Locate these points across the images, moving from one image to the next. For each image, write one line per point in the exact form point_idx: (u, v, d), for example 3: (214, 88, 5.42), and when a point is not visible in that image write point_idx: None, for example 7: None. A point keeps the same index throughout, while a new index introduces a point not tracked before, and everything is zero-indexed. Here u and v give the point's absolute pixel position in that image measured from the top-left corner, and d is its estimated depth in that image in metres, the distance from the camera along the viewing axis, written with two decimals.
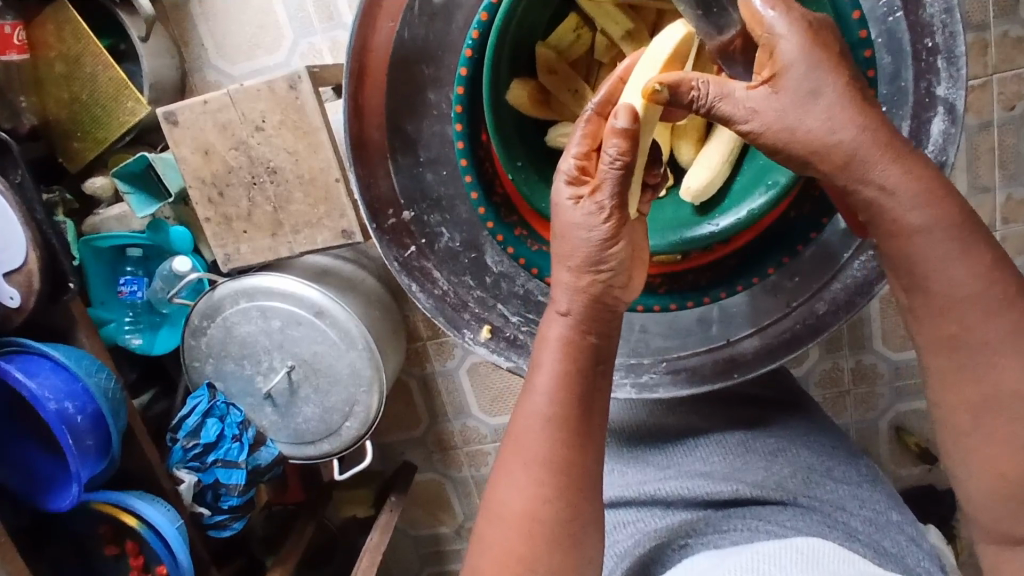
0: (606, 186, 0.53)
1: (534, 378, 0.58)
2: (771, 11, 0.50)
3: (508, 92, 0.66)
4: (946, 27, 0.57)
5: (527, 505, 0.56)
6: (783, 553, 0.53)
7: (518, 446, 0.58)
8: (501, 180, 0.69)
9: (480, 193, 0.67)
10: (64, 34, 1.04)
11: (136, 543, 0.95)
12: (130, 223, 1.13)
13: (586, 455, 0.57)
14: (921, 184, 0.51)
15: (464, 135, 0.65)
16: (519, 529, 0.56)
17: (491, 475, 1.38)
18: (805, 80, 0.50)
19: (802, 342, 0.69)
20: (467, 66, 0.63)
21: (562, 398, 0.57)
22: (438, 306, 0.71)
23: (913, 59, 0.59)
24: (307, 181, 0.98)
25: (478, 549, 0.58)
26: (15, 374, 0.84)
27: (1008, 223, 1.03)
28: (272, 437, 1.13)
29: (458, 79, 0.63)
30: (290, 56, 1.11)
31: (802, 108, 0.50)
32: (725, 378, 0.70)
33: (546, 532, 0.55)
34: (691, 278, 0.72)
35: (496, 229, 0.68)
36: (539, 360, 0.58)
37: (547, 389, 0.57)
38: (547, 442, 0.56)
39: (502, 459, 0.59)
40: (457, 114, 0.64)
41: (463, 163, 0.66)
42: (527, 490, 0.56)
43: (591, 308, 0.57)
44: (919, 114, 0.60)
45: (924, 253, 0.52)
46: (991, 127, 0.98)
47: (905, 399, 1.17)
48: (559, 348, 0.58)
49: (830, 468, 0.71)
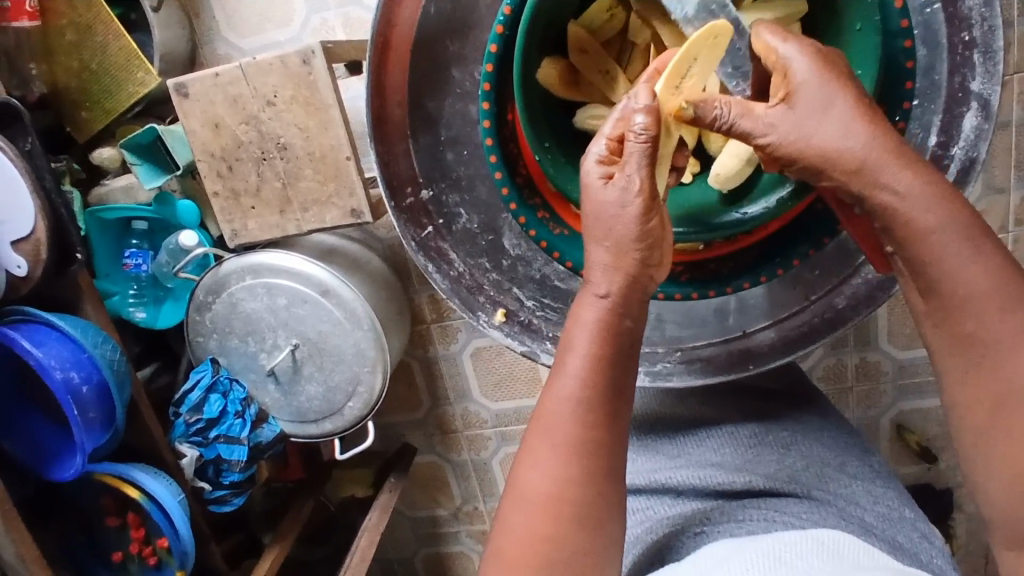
0: (633, 161, 0.53)
1: (565, 360, 0.56)
2: (778, 42, 0.55)
3: (538, 71, 0.66)
4: (984, 21, 0.56)
5: (554, 486, 0.54)
6: (802, 544, 0.53)
7: (546, 426, 0.55)
8: (525, 160, 0.69)
9: (504, 173, 0.66)
10: (76, 2, 1.02)
11: (138, 515, 0.96)
12: (136, 195, 1.11)
13: (616, 439, 0.56)
14: (931, 188, 0.52)
15: (491, 113, 0.64)
16: (544, 510, 0.53)
17: (491, 459, 1.39)
18: (819, 95, 0.52)
19: (819, 336, 0.69)
20: (497, 43, 0.61)
21: (593, 378, 0.55)
22: (454, 288, 0.70)
23: (948, 52, 0.58)
24: (316, 158, 0.97)
25: (499, 531, 0.56)
26: (22, 343, 0.84)
27: (1020, 224, 1.03)
28: (274, 414, 1.13)
29: (487, 56, 0.62)
30: (302, 30, 1.09)
31: (819, 116, 0.53)
32: (741, 369, 0.70)
33: (572, 512, 0.53)
34: (712, 267, 0.71)
35: (518, 210, 0.68)
36: (572, 341, 0.56)
37: (579, 371, 0.55)
38: (578, 425, 0.54)
39: (527, 441, 0.56)
40: (484, 92, 0.63)
41: (488, 142, 0.65)
42: (554, 472, 0.54)
43: (632, 289, 0.56)
44: (951, 108, 0.60)
45: (952, 223, 0.52)
46: (1010, 127, 0.98)
47: (908, 397, 1.17)
48: (593, 328, 0.56)
49: (843, 463, 0.71)
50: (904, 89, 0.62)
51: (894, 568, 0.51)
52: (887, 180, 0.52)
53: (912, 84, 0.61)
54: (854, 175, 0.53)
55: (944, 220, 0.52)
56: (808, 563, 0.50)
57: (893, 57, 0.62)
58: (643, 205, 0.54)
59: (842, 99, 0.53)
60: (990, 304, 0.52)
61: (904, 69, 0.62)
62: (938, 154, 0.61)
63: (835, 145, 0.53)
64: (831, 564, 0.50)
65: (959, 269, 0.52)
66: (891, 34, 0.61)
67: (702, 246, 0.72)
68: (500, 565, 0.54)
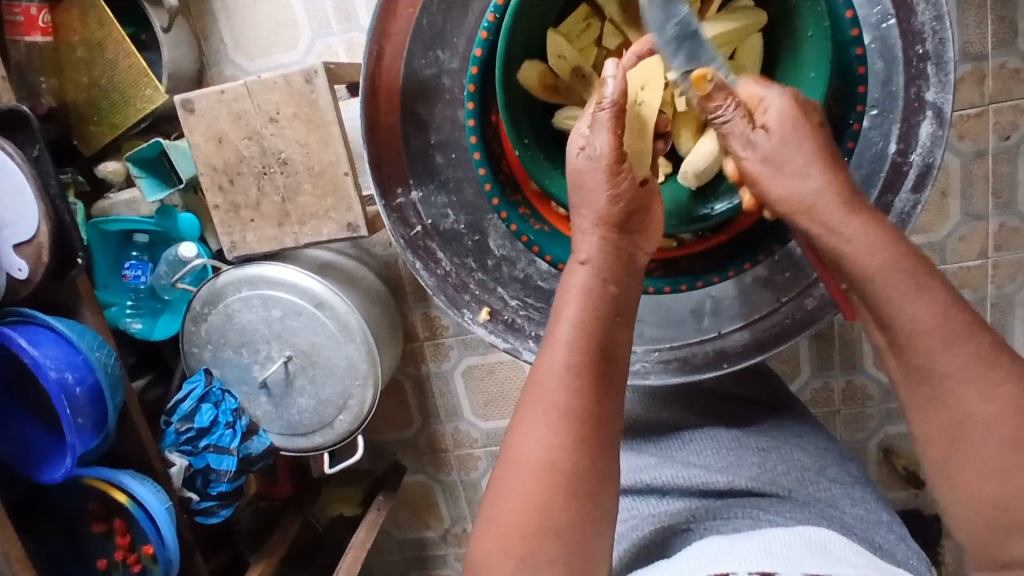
0: (599, 127, 0.58)
1: (555, 327, 0.58)
2: (760, 85, 0.61)
3: (519, 72, 0.69)
4: (936, 35, 0.59)
5: (547, 454, 0.55)
6: (789, 539, 0.54)
7: (538, 394, 0.56)
8: (507, 160, 0.72)
9: (487, 169, 0.69)
10: (89, 20, 1.07)
11: (124, 521, 0.96)
12: (137, 207, 1.15)
13: (608, 409, 0.57)
14: (874, 235, 0.55)
15: (476, 114, 0.67)
16: (538, 478, 0.54)
17: (480, 480, 1.38)
18: (790, 133, 0.58)
19: (790, 336, 0.71)
20: (482, 47, 0.65)
21: (583, 344, 0.57)
22: (440, 286, 0.72)
23: (904, 65, 0.62)
24: (316, 173, 1.00)
25: (493, 502, 0.56)
26: (19, 342, 0.85)
27: (1000, 250, 1.06)
28: (265, 426, 1.14)
29: (471, 60, 0.65)
30: (306, 54, 1.14)
31: (790, 150, 0.58)
32: (714, 368, 0.72)
33: (565, 478, 0.54)
34: (685, 264, 0.73)
35: (500, 206, 0.71)
36: (563, 310, 0.58)
37: (569, 337, 0.57)
38: (571, 393, 0.56)
39: (520, 410, 0.57)
40: (470, 93, 0.66)
41: (473, 140, 0.68)
42: (546, 438, 0.55)
43: (611, 256, 0.59)
44: (908, 118, 0.63)
45: (896, 266, 0.54)
46: (986, 156, 1.01)
47: (895, 421, 1.18)
48: (581, 295, 0.58)
49: (823, 469, 0.72)
50: (857, 93, 0.65)
51: (883, 568, 0.52)
52: (839, 225, 0.57)
53: (865, 91, 0.64)
54: (806, 216, 0.58)
55: (886, 263, 0.54)
56: (796, 553, 0.52)
57: (848, 62, 0.65)
58: (612, 168, 0.58)
59: (807, 143, 0.58)
60: (935, 338, 0.52)
61: (857, 75, 0.64)
62: (898, 162, 0.65)
63: (793, 171, 0.58)
64: (821, 559, 0.51)
65: (904, 306, 0.54)
66: (843, 43, 0.65)
67: (674, 243, 0.74)
68: (495, 532, 0.55)
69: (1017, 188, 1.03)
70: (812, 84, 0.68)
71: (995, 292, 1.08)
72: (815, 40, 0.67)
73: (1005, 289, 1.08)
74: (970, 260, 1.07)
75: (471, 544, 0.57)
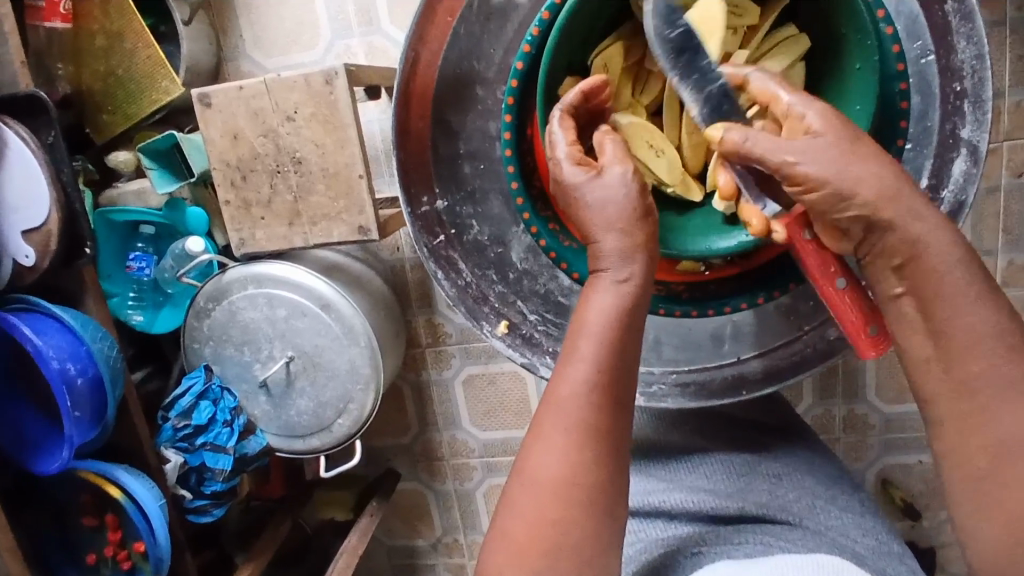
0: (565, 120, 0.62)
1: (577, 343, 0.57)
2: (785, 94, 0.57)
3: (559, 86, 0.67)
4: (976, 73, 0.60)
5: (566, 470, 0.54)
6: (806, 566, 0.54)
7: (557, 410, 0.56)
8: (540, 173, 0.71)
9: (520, 183, 0.68)
10: (109, 9, 1.06)
11: (117, 516, 0.95)
12: (147, 199, 1.13)
13: (622, 425, 0.57)
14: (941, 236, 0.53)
15: (512, 126, 0.66)
16: (555, 492, 0.54)
17: (475, 490, 1.37)
18: (832, 138, 0.54)
19: (809, 366, 0.71)
20: (524, 60, 0.64)
21: (605, 362, 0.56)
22: (459, 297, 0.72)
23: (941, 100, 0.62)
24: (330, 174, 1.00)
25: (506, 512, 0.56)
26: (23, 330, 0.84)
27: (1007, 286, 1.06)
28: (262, 427, 1.12)
29: (512, 72, 0.64)
30: (325, 54, 1.14)
31: (842, 154, 0.53)
32: (732, 394, 0.72)
33: (582, 495, 0.54)
34: (712, 288, 0.73)
35: (530, 220, 0.69)
36: (583, 326, 0.57)
37: (591, 355, 0.56)
38: (589, 411, 0.55)
39: (538, 423, 0.57)
40: (508, 105, 0.65)
41: (507, 153, 0.67)
42: (566, 454, 0.55)
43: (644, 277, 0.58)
44: (942, 153, 0.64)
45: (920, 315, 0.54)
46: (997, 192, 1.02)
47: (895, 452, 1.18)
48: (607, 313, 0.57)
49: (834, 497, 0.72)
50: (898, 128, 0.65)
51: None
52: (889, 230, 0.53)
53: (906, 125, 0.65)
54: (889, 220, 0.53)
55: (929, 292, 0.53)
56: None
57: (890, 97, 0.65)
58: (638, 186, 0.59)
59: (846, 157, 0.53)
60: None
61: (899, 109, 0.65)
62: (929, 198, 0.65)
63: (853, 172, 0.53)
64: None
65: None
66: (887, 79, 0.65)
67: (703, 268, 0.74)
68: (508, 546, 0.55)
69: None
70: (857, 117, 0.67)
71: None
72: (861, 72, 0.66)
73: None
74: None
75: (481, 555, 0.57)
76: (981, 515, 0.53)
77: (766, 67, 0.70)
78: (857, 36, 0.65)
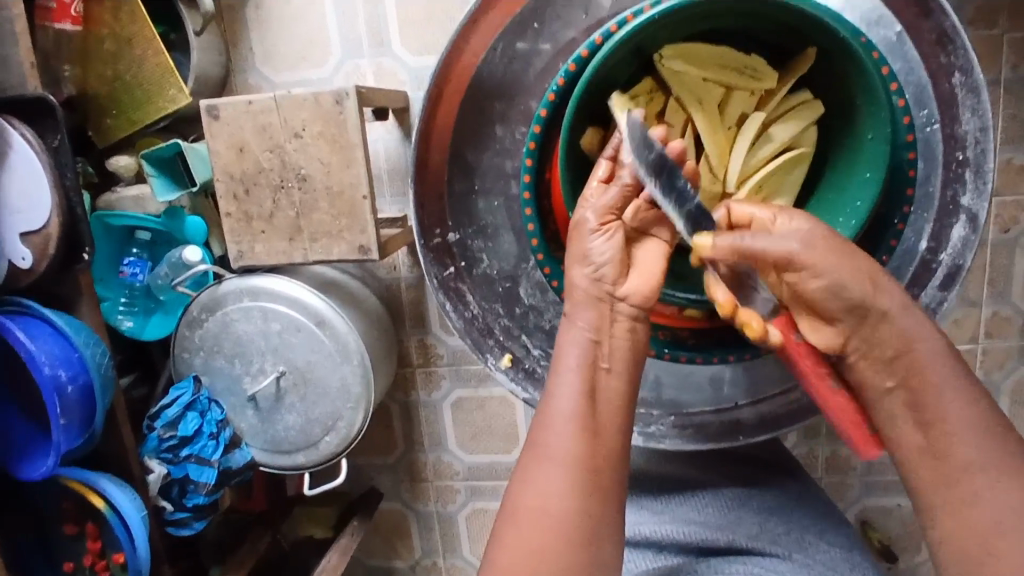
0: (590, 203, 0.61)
1: (555, 380, 0.61)
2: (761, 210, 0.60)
3: (579, 137, 0.68)
4: (978, 144, 0.65)
5: (545, 497, 0.56)
6: None
7: (538, 441, 0.59)
8: (557, 217, 0.72)
9: (537, 225, 0.69)
10: (120, 14, 1.06)
11: (97, 526, 0.93)
12: (144, 206, 1.12)
13: (604, 456, 0.58)
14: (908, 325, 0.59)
15: (533, 170, 0.67)
16: (536, 521, 0.55)
17: (457, 513, 1.36)
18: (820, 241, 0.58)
19: (806, 414, 0.73)
20: (548, 108, 0.66)
21: (578, 393, 0.59)
22: (466, 329, 0.74)
23: (944, 167, 0.67)
24: (334, 193, 1.00)
25: (495, 546, 0.57)
26: (16, 334, 0.84)
27: (990, 337, 1.09)
28: (248, 442, 1.11)
29: (536, 117, 0.66)
30: (334, 73, 1.15)
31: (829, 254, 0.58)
32: (729, 438, 0.75)
33: (559, 521, 0.55)
34: (716, 334, 0.74)
35: (544, 261, 0.71)
36: (561, 364, 0.61)
37: (566, 388, 0.59)
38: (567, 442, 0.58)
39: (523, 457, 0.59)
40: (529, 149, 0.67)
41: (526, 195, 0.68)
42: (544, 483, 0.56)
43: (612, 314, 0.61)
44: (941, 218, 0.68)
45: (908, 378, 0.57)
46: (985, 245, 1.05)
47: (875, 494, 1.20)
48: (579, 349, 0.61)
49: (822, 531, 0.74)
50: (904, 194, 0.68)
51: None
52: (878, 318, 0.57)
53: (911, 192, 0.68)
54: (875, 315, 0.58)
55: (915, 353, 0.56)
56: None
57: (897, 165, 0.67)
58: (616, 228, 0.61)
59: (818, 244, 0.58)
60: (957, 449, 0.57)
61: (906, 176, 0.67)
62: (929, 258, 0.69)
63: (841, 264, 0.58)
64: None
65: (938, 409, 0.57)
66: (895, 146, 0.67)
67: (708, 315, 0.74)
68: None
69: (1012, 279, 1.06)
70: (864, 184, 0.67)
71: (983, 377, 1.11)
72: (874, 143, 0.66)
73: (992, 375, 1.11)
74: (960, 344, 1.09)
75: None
76: (973, 563, 0.54)
77: (779, 130, 0.71)
78: (869, 106, 0.65)
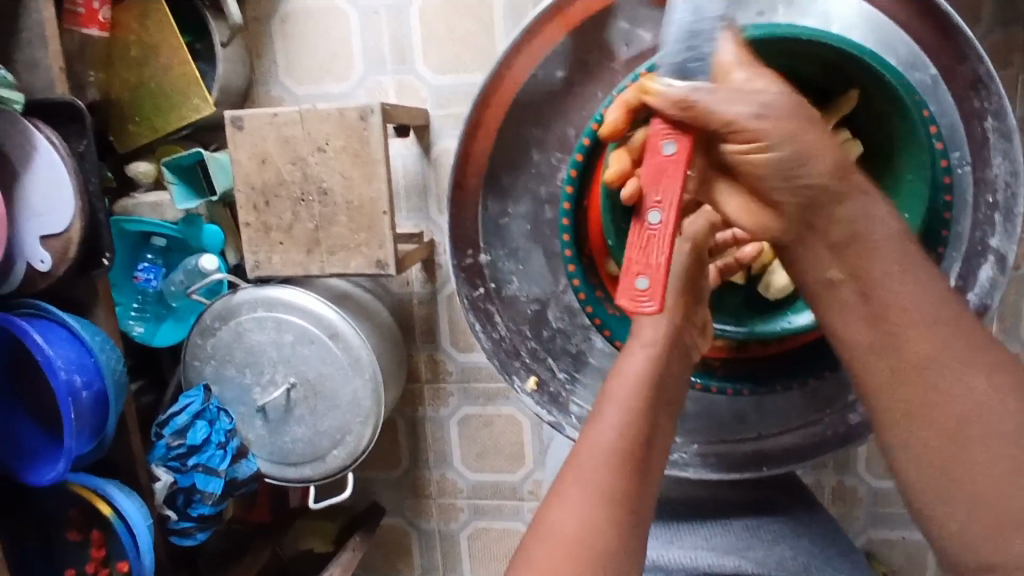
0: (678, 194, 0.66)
1: (602, 410, 0.59)
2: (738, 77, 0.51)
3: None
4: (1008, 187, 0.66)
5: (580, 528, 0.52)
6: None
7: (577, 468, 0.55)
8: (593, 244, 0.74)
9: (573, 251, 0.72)
10: (147, 22, 1.08)
11: (102, 533, 0.92)
12: (162, 212, 1.13)
13: (641, 490, 0.55)
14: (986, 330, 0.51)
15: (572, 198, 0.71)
16: (570, 554, 0.51)
17: (460, 531, 1.35)
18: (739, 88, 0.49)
19: (828, 449, 0.75)
20: (590, 138, 0.68)
21: (627, 428, 0.57)
22: (494, 349, 0.76)
23: (973, 209, 0.68)
24: (354, 208, 1.01)
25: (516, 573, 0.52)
26: (33, 337, 0.83)
27: None
28: (254, 451, 1.11)
29: (578, 146, 0.69)
30: (356, 88, 1.16)
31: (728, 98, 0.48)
32: (753, 470, 0.77)
33: (596, 556, 0.51)
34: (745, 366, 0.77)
35: (580, 286, 0.73)
36: (610, 394, 0.60)
37: (615, 421, 0.58)
38: (609, 473, 0.55)
39: (557, 483, 0.55)
40: (570, 177, 0.69)
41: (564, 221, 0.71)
42: (581, 513, 0.53)
43: (667, 353, 0.63)
44: (970, 258, 0.69)
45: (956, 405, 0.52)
46: None
47: (880, 526, 1.19)
48: (632, 383, 0.61)
49: (831, 557, 0.73)
50: (939, 235, 0.69)
51: None
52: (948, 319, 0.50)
53: (946, 234, 0.69)
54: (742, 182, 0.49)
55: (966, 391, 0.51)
56: None
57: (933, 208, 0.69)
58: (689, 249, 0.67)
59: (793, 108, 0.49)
60: None
61: (942, 219, 0.69)
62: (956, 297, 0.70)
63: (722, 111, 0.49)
64: None
65: None
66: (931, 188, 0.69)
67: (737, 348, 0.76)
68: None
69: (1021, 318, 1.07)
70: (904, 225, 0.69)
71: None
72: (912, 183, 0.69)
73: None
74: None
75: None
76: None
77: None
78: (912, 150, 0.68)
